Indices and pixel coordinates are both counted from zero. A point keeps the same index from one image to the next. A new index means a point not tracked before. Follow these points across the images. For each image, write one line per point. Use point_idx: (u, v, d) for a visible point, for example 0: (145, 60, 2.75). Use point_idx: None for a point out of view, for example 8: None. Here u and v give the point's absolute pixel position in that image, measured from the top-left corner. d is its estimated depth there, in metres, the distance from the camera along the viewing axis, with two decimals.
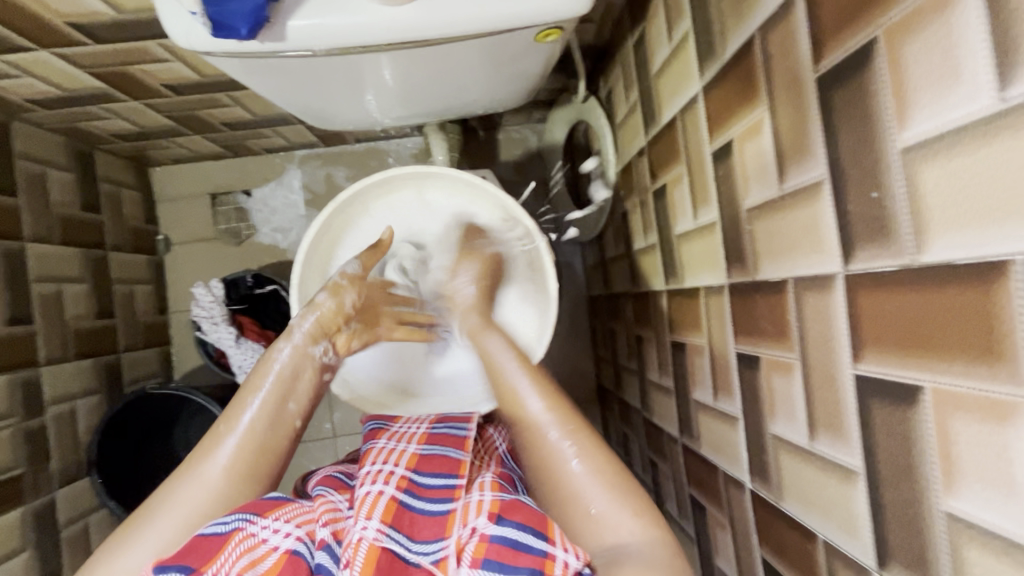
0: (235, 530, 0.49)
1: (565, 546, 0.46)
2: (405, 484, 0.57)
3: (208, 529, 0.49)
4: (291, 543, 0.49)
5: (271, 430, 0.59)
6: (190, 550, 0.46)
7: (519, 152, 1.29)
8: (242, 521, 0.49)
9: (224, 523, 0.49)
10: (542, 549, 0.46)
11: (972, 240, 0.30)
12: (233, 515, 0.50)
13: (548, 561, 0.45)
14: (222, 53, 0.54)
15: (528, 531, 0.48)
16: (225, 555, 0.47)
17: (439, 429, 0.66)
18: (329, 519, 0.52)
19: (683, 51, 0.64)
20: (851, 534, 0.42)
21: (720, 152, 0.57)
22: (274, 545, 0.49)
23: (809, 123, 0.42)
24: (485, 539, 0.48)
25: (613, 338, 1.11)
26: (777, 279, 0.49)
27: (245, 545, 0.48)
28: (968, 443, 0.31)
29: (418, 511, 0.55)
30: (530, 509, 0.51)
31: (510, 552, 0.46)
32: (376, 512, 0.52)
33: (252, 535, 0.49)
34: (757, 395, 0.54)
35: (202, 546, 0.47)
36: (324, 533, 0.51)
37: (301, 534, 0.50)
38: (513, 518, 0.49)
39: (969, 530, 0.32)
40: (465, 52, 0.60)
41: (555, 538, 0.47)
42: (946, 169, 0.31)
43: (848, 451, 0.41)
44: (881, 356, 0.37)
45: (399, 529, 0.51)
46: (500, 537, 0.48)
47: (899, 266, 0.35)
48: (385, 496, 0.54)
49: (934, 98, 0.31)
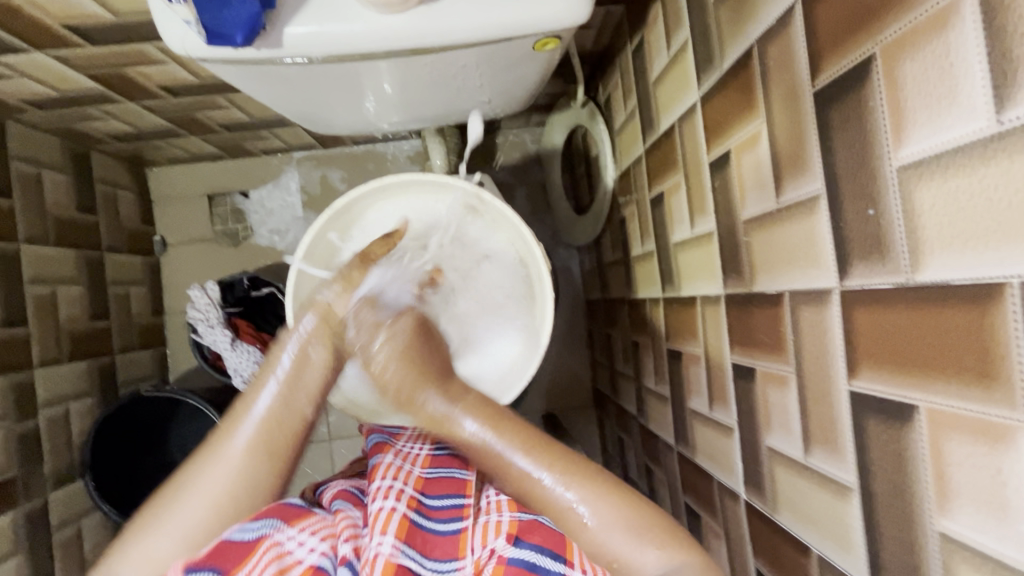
0: (263, 537, 0.50)
1: (582, 568, 0.49)
2: (415, 503, 0.58)
3: (234, 534, 0.50)
4: (315, 559, 0.50)
5: (270, 433, 0.56)
6: (219, 553, 0.47)
7: (517, 155, 1.28)
8: (269, 529, 0.51)
9: (251, 530, 0.50)
10: (558, 570, 0.49)
11: (967, 262, 0.30)
12: (260, 521, 0.51)
13: None
14: (218, 60, 0.54)
15: (546, 554, 0.50)
16: (254, 560, 0.48)
17: (442, 450, 0.66)
18: (350, 534, 0.53)
19: (682, 60, 0.64)
20: (845, 549, 0.42)
21: (717, 162, 0.57)
22: (299, 558, 0.50)
23: (807, 137, 0.42)
24: (503, 561, 0.50)
25: (610, 344, 1.11)
26: (773, 291, 0.49)
27: (273, 554, 0.49)
28: (962, 465, 0.31)
29: (429, 530, 0.56)
30: (547, 528, 0.53)
31: (529, 575, 0.48)
32: (391, 527, 0.53)
33: (278, 543, 0.50)
34: (753, 407, 0.54)
35: (230, 551, 0.48)
36: (346, 549, 0.52)
37: (325, 548, 0.52)
38: (531, 540, 0.51)
39: (962, 551, 0.32)
40: (464, 60, 0.60)
41: (572, 560, 0.50)
42: (942, 189, 0.31)
43: (843, 467, 0.41)
44: (876, 375, 0.37)
45: (412, 546, 0.53)
46: (519, 560, 0.49)
47: (895, 284, 0.35)
48: (397, 514, 0.55)
49: (932, 117, 0.31)
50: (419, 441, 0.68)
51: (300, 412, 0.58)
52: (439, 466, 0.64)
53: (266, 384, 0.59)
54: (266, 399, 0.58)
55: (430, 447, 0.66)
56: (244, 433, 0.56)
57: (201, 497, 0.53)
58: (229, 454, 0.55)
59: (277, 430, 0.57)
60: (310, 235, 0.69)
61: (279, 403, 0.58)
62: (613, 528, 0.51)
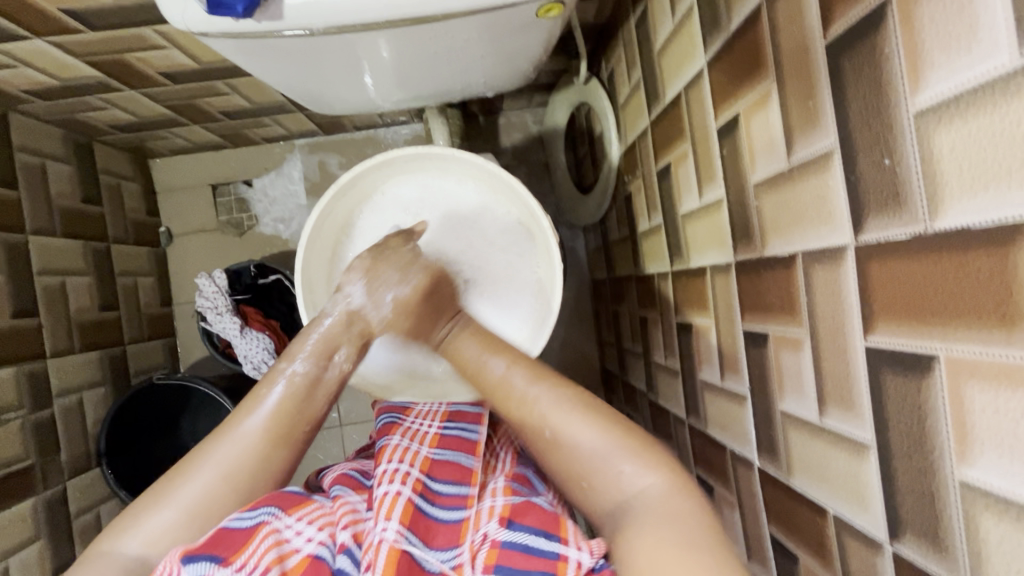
0: (261, 524, 0.50)
1: (579, 546, 0.49)
2: (420, 487, 0.58)
3: (233, 521, 0.50)
4: (314, 548, 0.51)
5: (291, 419, 0.57)
6: (218, 541, 0.48)
7: (519, 137, 1.27)
8: (267, 515, 0.51)
9: (249, 516, 0.50)
10: (555, 551, 0.49)
11: (987, 204, 0.29)
12: (258, 508, 0.51)
13: (560, 563, 0.48)
14: (217, 33, 0.53)
15: (540, 536, 0.50)
16: (252, 547, 0.48)
17: (451, 431, 0.67)
18: (349, 522, 0.54)
19: (686, 26, 0.63)
20: (861, 507, 0.42)
21: (726, 127, 0.56)
22: (297, 547, 0.50)
23: (818, 94, 0.41)
24: (496, 544, 0.50)
25: (617, 323, 1.11)
26: (786, 254, 0.48)
27: (271, 540, 0.49)
28: (983, 411, 0.31)
29: (433, 517, 0.56)
30: (541, 511, 0.53)
31: (522, 556, 0.48)
32: (395, 513, 0.53)
33: (276, 530, 0.50)
34: (766, 372, 0.54)
35: (227, 538, 0.48)
36: (346, 536, 0.52)
37: (323, 538, 0.52)
38: (524, 523, 0.52)
39: (985, 498, 0.31)
40: (464, 30, 0.59)
41: (567, 539, 0.50)
42: (962, 131, 0.30)
43: (860, 425, 0.41)
44: (892, 327, 0.37)
45: (415, 534, 0.53)
46: (512, 542, 0.50)
47: (913, 233, 0.34)
48: (402, 498, 0.55)
49: (950, 58, 0.30)
50: (428, 417, 0.70)
51: (317, 406, 0.59)
52: (445, 448, 0.65)
53: (276, 374, 0.59)
54: (274, 390, 0.58)
55: (438, 426, 0.68)
56: (259, 414, 0.57)
57: (212, 469, 0.54)
58: (242, 433, 0.56)
59: (295, 421, 0.57)
60: (317, 213, 0.69)
61: (291, 389, 0.58)
62: (603, 446, 0.51)
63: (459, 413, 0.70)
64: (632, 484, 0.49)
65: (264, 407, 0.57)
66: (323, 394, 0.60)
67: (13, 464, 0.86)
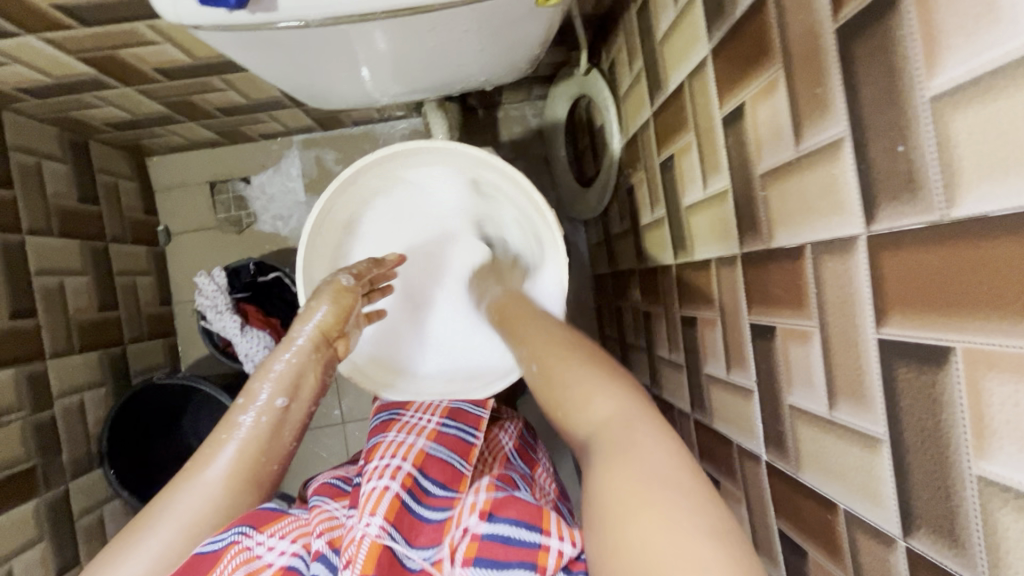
0: (230, 545, 0.49)
1: (560, 536, 0.48)
2: (410, 482, 0.58)
3: (205, 547, 0.49)
4: (286, 560, 0.51)
5: (258, 462, 0.56)
6: (189, 568, 0.48)
7: (519, 130, 1.26)
8: (238, 535, 0.50)
9: (218, 539, 0.50)
10: (536, 541, 0.48)
11: (1006, 191, 0.29)
12: (229, 529, 0.50)
13: (542, 552, 0.47)
14: (211, 25, 0.53)
15: (522, 526, 0.50)
16: (220, 569, 0.48)
17: (449, 428, 0.67)
18: (324, 530, 0.54)
19: (689, 14, 0.62)
20: (873, 503, 0.41)
21: (731, 117, 0.55)
22: (268, 562, 0.50)
23: (827, 80, 0.40)
24: (477, 538, 0.50)
25: (620, 317, 1.10)
26: (793, 245, 0.47)
27: (240, 558, 0.49)
28: (1002, 405, 0.30)
29: (418, 515, 0.57)
30: (522, 503, 0.54)
31: (501, 548, 0.49)
32: (380, 509, 0.53)
33: (246, 548, 0.50)
34: (773, 365, 0.53)
35: (197, 565, 0.48)
36: (320, 543, 0.52)
37: (296, 549, 0.52)
38: (506, 515, 0.52)
39: (1002, 493, 0.31)
40: (462, 20, 0.58)
41: (549, 530, 0.49)
42: (979, 116, 0.30)
43: (872, 418, 0.40)
44: (905, 319, 0.36)
45: (399, 529, 0.53)
46: (492, 534, 0.50)
47: (928, 223, 0.33)
48: (390, 493, 0.55)
49: (969, 39, 0.29)
50: (429, 412, 0.70)
51: (284, 443, 0.58)
52: (441, 444, 0.65)
53: (234, 419, 0.57)
54: (236, 433, 0.56)
55: (438, 420, 0.68)
56: (220, 462, 0.55)
57: (172, 523, 0.52)
58: (203, 482, 0.54)
59: (262, 465, 0.56)
60: (317, 211, 0.69)
61: (255, 431, 0.56)
62: (575, 374, 0.47)
63: (459, 412, 0.70)
64: (596, 409, 0.43)
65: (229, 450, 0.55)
66: (289, 433, 0.58)
67: (14, 466, 0.85)
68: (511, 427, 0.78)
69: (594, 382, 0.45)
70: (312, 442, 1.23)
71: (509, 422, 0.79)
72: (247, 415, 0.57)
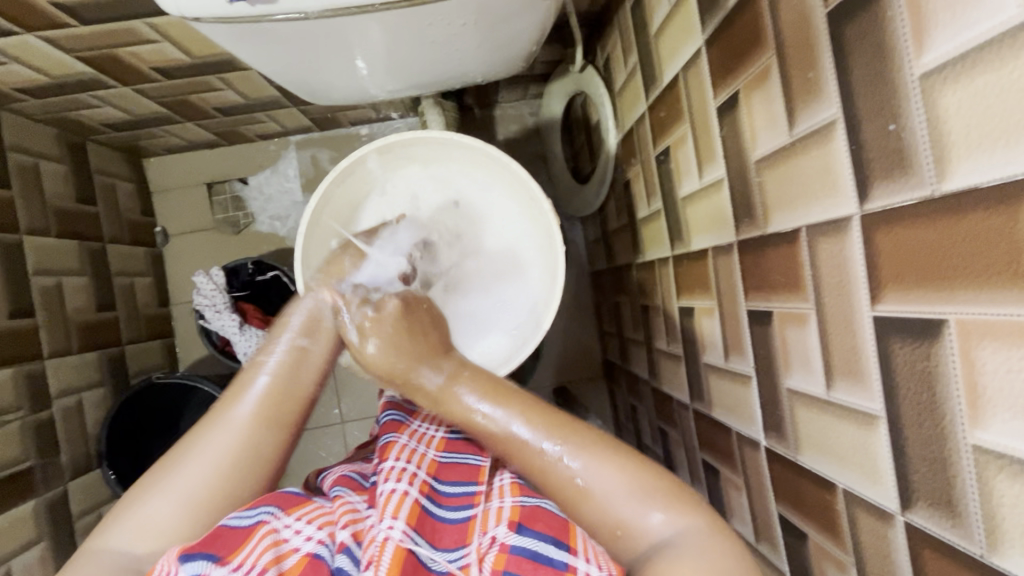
0: (260, 524, 0.50)
1: (587, 557, 0.47)
2: (426, 489, 0.59)
3: (232, 520, 0.50)
4: (312, 547, 0.50)
5: (279, 404, 0.57)
6: (215, 540, 0.48)
7: (515, 128, 1.27)
8: (266, 515, 0.51)
9: (247, 517, 0.51)
10: (563, 561, 0.47)
11: (997, 162, 0.29)
12: (257, 507, 0.52)
13: (569, 573, 0.46)
14: (211, 18, 0.54)
15: (549, 542, 0.48)
16: (248, 550, 0.48)
17: (457, 434, 0.67)
18: (348, 521, 0.53)
19: (683, 6, 0.63)
20: (872, 480, 0.42)
21: (725, 106, 0.56)
22: (296, 546, 0.50)
23: (819, 63, 0.41)
24: (505, 549, 0.49)
25: (618, 312, 1.10)
26: (789, 228, 0.48)
27: (269, 541, 0.49)
28: (996, 373, 0.31)
29: (440, 518, 0.57)
30: (550, 515, 0.51)
31: (530, 564, 0.47)
32: (402, 513, 0.53)
33: (274, 530, 0.50)
34: (770, 350, 0.54)
35: (226, 536, 0.49)
36: (345, 535, 0.52)
37: (322, 536, 0.51)
38: (535, 528, 0.50)
39: (997, 460, 0.31)
40: (459, 12, 0.59)
41: (577, 548, 0.48)
42: (968, 91, 0.30)
43: (868, 396, 0.41)
44: (900, 294, 0.36)
45: (422, 534, 0.53)
46: (521, 547, 0.48)
47: (920, 198, 0.34)
48: (409, 498, 0.55)
49: (956, 16, 0.30)
50: (435, 423, 0.71)
51: (306, 387, 0.59)
52: (453, 450, 0.66)
53: (257, 363, 0.60)
54: (257, 377, 0.58)
55: (445, 430, 0.68)
56: (245, 402, 0.57)
57: (201, 463, 0.54)
58: (230, 420, 0.56)
59: (284, 406, 0.57)
60: (315, 199, 0.70)
61: (277, 374, 0.58)
62: (622, 493, 0.50)
63: None
64: (662, 535, 0.48)
65: (254, 391, 0.57)
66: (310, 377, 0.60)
67: (13, 466, 0.85)
68: None
69: (652, 504, 0.50)
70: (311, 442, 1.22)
71: None
72: (270, 355, 0.60)
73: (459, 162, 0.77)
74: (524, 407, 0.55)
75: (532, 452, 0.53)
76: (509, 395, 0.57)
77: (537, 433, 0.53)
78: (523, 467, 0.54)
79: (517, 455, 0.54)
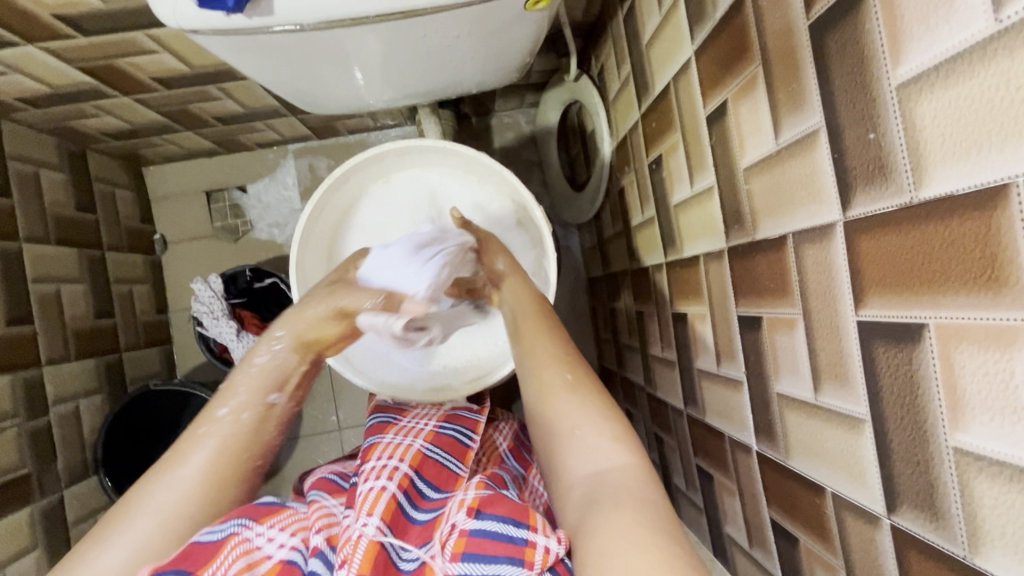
0: (229, 537, 0.50)
1: (547, 533, 0.48)
2: (406, 484, 0.59)
3: (202, 536, 0.49)
4: (285, 553, 0.51)
5: (232, 458, 0.57)
6: (188, 555, 0.47)
7: (512, 136, 1.28)
8: (237, 527, 0.51)
9: (218, 531, 0.50)
10: (523, 538, 0.48)
11: (972, 168, 0.30)
12: (228, 520, 0.51)
13: (529, 548, 0.47)
14: (209, 29, 0.55)
15: (509, 522, 0.50)
16: (220, 559, 0.48)
17: (446, 431, 0.69)
18: (322, 526, 0.54)
19: (672, 17, 0.64)
20: (860, 484, 0.42)
21: (714, 115, 0.57)
22: (268, 554, 0.51)
23: (803, 73, 0.42)
24: (466, 533, 0.50)
25: (614, 319, 1.11)
26: (776, 235, 0.49)
27: (240, 550, 0.49)
28: (974, 375, 0.31)
29: (412, 518, 0.57)
30: (511, 501, 0.53)
31: (490, 544, 0.48)
32: (377, 509, 0.54)
33: (246, 539, 0.50)
34: (761, 355, 0.54)
35: (197, 552, 0.47)
36: (318, 539, 0.52)
37: (295, 543, 0.52)
38: (495, 511, 0.51)
39: (978, 462, 0.32)
40: (453, 24, 0.60)
41: (536, 526, 0.49)
42: (942, 100, 0.31)
43: (854, 400, 0.41)
44: (883, 299, 0.37)
45: (394, 530, 0.53)
46: (482, 530, 0.50)
47: (899, 205, 0.35)
48: (386, 494, 0.56)
49: (928, 29, 0.31)
50: (426, 417, 0.72)
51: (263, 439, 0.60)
52: (438, 445, 0.67)
53: (210, 415, 0.59)
54: (210, 432, 0.58)
55: (435, 423, 0.70)
56: (195, 459, 0.56)
57: (150, 517, 0.53)
58: (177, 477, 0.55)
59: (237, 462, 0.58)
60: (308, 211, 0.70)
61: (233, 427, 0.59)
62: (584, 416, 0.51)
63: (456, 415, 0.72)
64: (602, 463, 0.48)
65: (208, 443, 0.57)
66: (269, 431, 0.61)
67: (9, 473, 0.85)
68: (504, 426, 0.79)
69: (602, 432, 0.50)
70: (309, 449, 1.22)
71: (502, 420, 0.80)
72: (227, 408, 0.59)
73: (448, 168, 0.78)
74: (548, 333, 0.61)
75: (537, 362, 0.58)
76: (543, 319, 0.63)
77: (545, 350, 0.59)
78: (527, 370, 0.59)
79: (527, 365, 0.60)
